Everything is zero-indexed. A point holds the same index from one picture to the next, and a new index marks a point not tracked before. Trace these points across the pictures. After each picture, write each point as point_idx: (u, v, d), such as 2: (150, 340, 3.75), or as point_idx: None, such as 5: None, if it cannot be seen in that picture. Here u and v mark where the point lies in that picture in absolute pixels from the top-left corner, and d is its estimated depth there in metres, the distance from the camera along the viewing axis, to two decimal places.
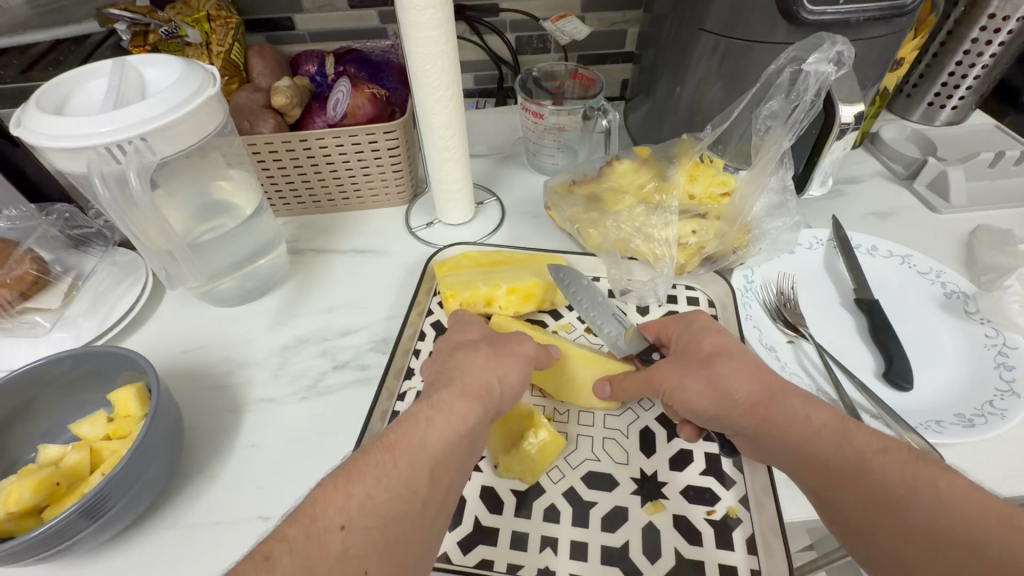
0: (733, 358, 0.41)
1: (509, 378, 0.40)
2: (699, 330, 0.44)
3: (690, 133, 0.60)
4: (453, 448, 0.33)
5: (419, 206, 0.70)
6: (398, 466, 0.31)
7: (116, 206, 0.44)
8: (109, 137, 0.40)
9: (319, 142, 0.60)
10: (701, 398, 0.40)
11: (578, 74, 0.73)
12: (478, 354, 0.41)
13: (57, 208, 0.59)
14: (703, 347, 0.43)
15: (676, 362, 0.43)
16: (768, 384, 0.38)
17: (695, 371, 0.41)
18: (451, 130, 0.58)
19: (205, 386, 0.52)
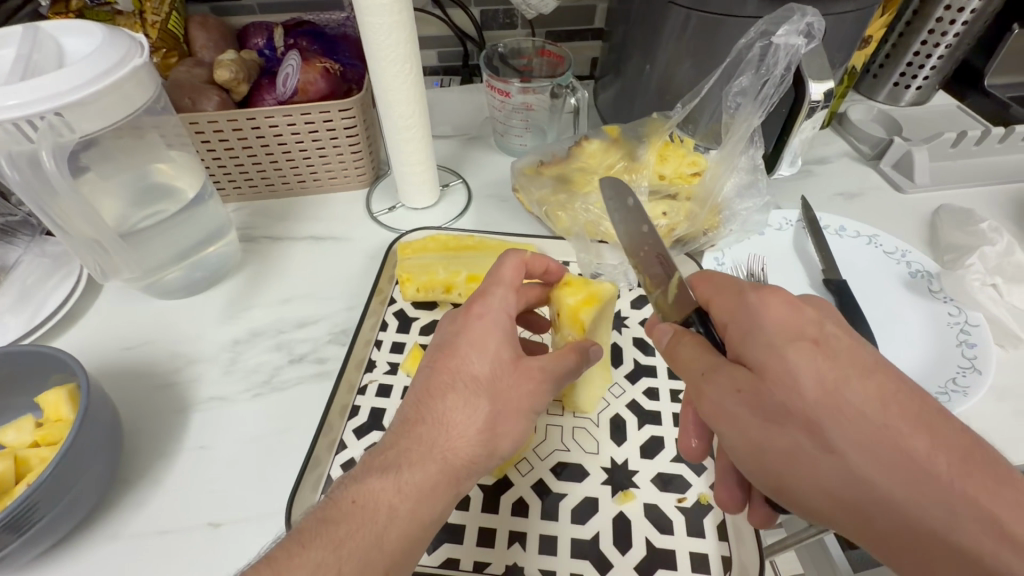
0: (853, 415, 0.28)
1: (504, 437, 0.36)
2: (787, 347, 0.29)
3: (660, 112, 0.58)
4: (412, 538, 0.31)
5: (381, 189, 0.67)
6: (348, 572, 0.28)
7: (31, 191, 0.40)
8: (17, 113, 0.35)
9: (269, 121, 0.56)
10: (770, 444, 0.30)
11: (546, 51, 0.70)
12: (474, 395, 0.35)
13: None
14: (804, 391, 0.28)
15: (753, 407, 0.30)
16: (904, 462, 0.27)
17: (783, 424, 0.29)
18: (411, 107, 0.54)
19: (149, 385, 0.48)
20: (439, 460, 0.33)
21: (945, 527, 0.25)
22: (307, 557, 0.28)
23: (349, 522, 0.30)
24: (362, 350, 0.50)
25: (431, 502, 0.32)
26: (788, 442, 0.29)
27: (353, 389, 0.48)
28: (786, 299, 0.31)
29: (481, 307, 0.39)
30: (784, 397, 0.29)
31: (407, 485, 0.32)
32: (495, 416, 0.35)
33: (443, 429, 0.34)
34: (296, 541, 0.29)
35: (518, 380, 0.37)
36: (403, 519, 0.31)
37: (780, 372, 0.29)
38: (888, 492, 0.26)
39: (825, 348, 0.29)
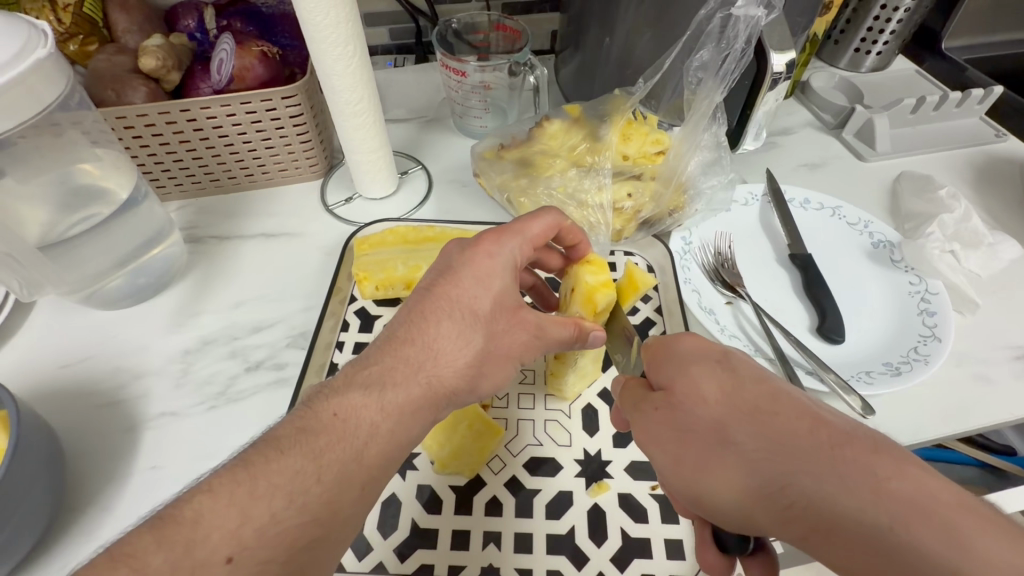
0: (752, 413, 0.28)
1: (488, 378, 0.36)
2: (691, 364, 0.32)
3: (622, 88, 0.56)
4: (392, 458, 0.31)
5: (336, 179, 0.63)
6: (327, 482, 0.28)
7: None
8: None
9: (206, 112, 0.52)
10: (679, 449, 0.30)
11: (502, 26, 0.67)
12: (467, 326, 0.35)
13: None
14: (708, 403, 0.30)
15: (671, 425, 0.31)
16: (795, 444, 0.26)
17: (699, 438, 0.30)
18: (358, 92, 0.51)
19: (90, 406, 0.45)
20: (424, 385, 0.33)
21: (833, 491, 0.24)
22: (285, 464, 0.28)
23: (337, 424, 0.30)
24: (322, 354, 0.48)
25: (411, 426, 0.32)
26: (700, 450, 0.29)
27: None
28: (697, 340, 0.34)
29: (491, 244, 0.38)
30: (691, 412, 0.30)
31: (390, 406, 0.31)
32: (485, 353, 0.36)
33: (433, 356, 0.34)
34: (274, 447, 0.28)
35: (513, 324, 0.36)
36: (383, 437, 0.31)
37: (683, 387, 0.32)
38: (782, 473, 0.26)
39: (727, 364, 0.31)
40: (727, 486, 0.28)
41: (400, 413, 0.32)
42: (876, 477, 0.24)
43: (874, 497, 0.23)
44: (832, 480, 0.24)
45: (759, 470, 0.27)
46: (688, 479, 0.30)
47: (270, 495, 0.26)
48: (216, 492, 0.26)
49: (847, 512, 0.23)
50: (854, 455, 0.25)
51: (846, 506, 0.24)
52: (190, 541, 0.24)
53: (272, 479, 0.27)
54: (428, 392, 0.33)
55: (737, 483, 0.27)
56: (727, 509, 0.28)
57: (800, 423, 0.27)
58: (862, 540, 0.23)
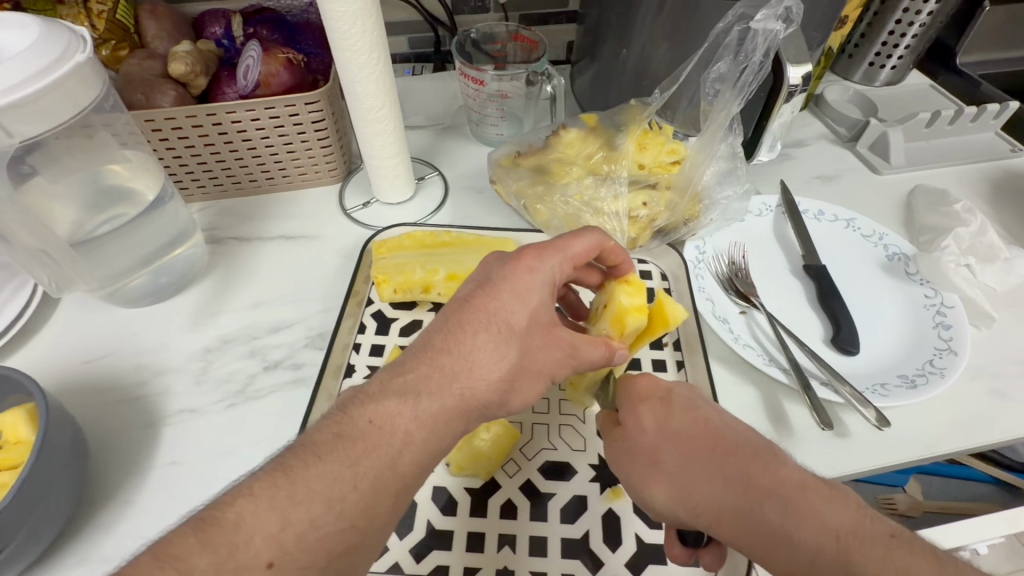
0: (674, 436, 0.34)
1: (520, 396, 0.36)
2: (639, 403, 0.37)
3: (638, 98, 0.57)
4: (426, 468, 0.32)
5: (354, 184, 0.64)
6: (362, 488, 0.29)
7: None
8: None
9: (232, 116, 0.53)
10: (627, 468, 0.36)
11: (520, 36, 0.68)
12: (503, 341, 0.35)
13: None
14: (646, 428, 0.36)
15: (622, 447, 0.36)
16: (708, 465, 0.32)
17: (642, 462, 0.35)
18: (380, 99, 0.52)
19: (113, 401, 0.46)
20: (461, 401, 0.33)
21: (733, 502, 0.30)
22: (324, 471, 0.28)
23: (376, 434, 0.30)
24: (339, 355, 0.49)
25: (445, 440, 0.32)
26: (642, 472, 0.35)
27: (332, 396, 0.47)
28: (646, 375, 0.38)
29: (532, 260, 0.38)
30: (636, 436, 0.36)
31: (424, 416, 0.32)
32: (521, 367, 0.36)
33: (468, 368, 0.34)
34: (312, 453, 0.29)
35: (548, 341, 0.37)
36: (417, 446, 0.31)
37: (630, 417, 0.37)
38: (699, 490, 0.32)
39: (666, 399, 0.36)
40: (659, 498, 0.33)
41: (438, 426, 0.32)
42: (750, 478, 0.30)
43: (759, 502, 0.30)
44: (725, 486, 0.31)
45: (678, 484, 0.33)
46: (634, 492, 0.35)
47: (308, 500, 0.27)
48: (256, 494, 0.27)
49: (739, 514, 0.30)
50: (744, 470, 0.31)
51: (740, 512, 0.30)
52: (233, 545, 0.25)
53: (311, 485, 0.27)
54: (464, 407, 0.33)
55: (667, 496, 0.33)
56: (663, 514, 0.34)
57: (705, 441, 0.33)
58: (744, 526, 0.30)
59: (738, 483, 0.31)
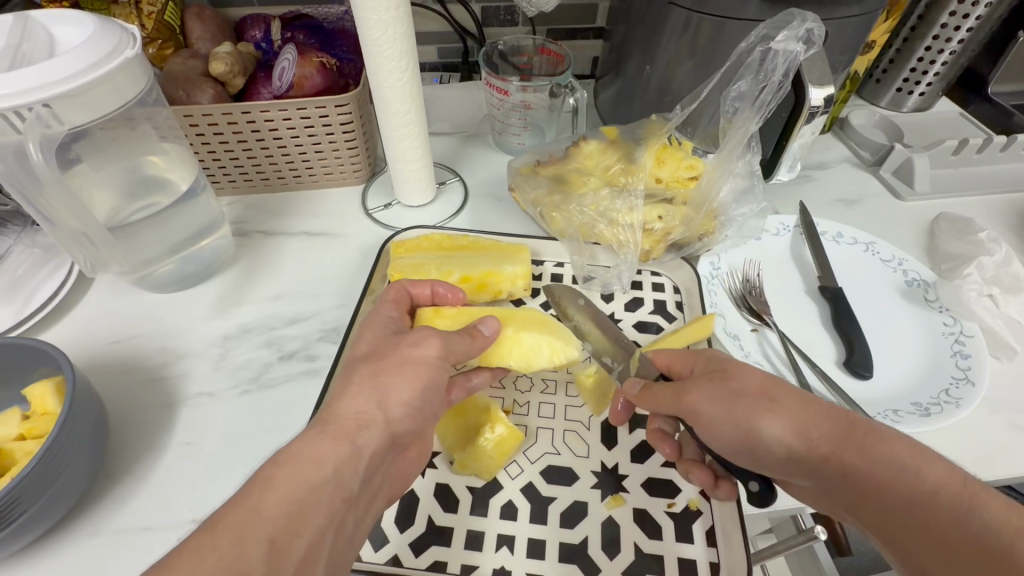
0: (784, 384, 0.36)
1: (398, 400, 0.35)
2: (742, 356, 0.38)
3: (659, 114, 0.58)
4: (306, 499, 0.29)
5: (377, 186, 0.66)
6: (226, 544, 0.25)
7: (22, 183, 0.40)
8: (4, 102, 0.35)
9: (265, 115, 0.55)
10: (726, 406, 0.36)
11: (546, 50, 0.70)
12: (354, 374, 0.36)
13: None
14: (756, 373, 0.37)
15: (724, 388, 0.36)
16: (825, 408, 0.34)
17: (753, 400, 0.35)
18: (406, 104, 0.53)
19: (136, 380, 0.48)
20: (326, 428, 0.32)
21: (860, 440, 0.32)
22: (202, 544, 0.25)
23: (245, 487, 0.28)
24: None
25: (323, 461, 0.30)
26: (755, 407, 0.35)
27: None
28: None
29: (368, 320, 0.43)
30: (740, 380, 0.37)
31: (284, 457, 0.30)
32: (376, 377, 0.36)
33: (328, 406, 0.34)
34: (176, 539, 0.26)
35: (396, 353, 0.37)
36: (284, 484, 0.28)
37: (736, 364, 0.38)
38: (821, 426, 0.33)
39: None
40: (769, 429, 0.34)
41: (305, 452, 0.30)
42: (866, 426, 0.33)
43: (883, 441, 0.32)
44: (839, 426, 0.33)
45: (794, 418, 0.34)
46: (741, 426, 0.35)
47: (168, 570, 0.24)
48: None
49: (858, 449, 0.32)
50: (859, 417, 0.34)
51: (865, 448, 0.32)
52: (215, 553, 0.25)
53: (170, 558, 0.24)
54: (330, 428, 0.32)
55: (787, 429, 0.34)
56: (772, 448, 0.35)
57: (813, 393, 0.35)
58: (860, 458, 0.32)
59: (857, 425, 0.33)
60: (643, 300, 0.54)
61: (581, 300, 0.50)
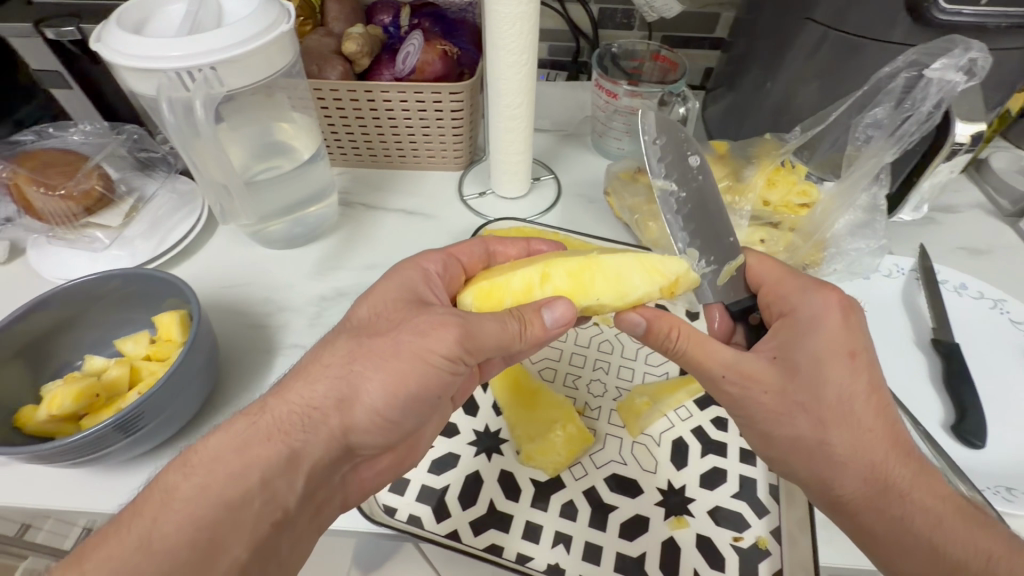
0: (849, 415, 0.34)
1: (364, 400, 0.34)
2: (823, 363, 0.35)
3: (774, 133, 0.55)
4: (236, 510, 0.31)
5: (474, 173, 0.68)
6: (142, 557, 0.28)
7: (180, 132, 0.44)
8: (180, 63, 0.39)
9: (384, 95, 0.58)
10: (772, 424, 0.36)
11: (660, 57, 0.69)
12: (337, 350, 0.35)
13: (127, 129, 0.59)
14: (825, 392, 0.34)
15: (775, 404, 0.35)
16: (873, 461, 0.34)
17: (800, 428, 0.35)
18: (519, 98, 0.54)
19: (244, 323, 0.53)
20: (261, 420, 0.33)
21: (892, 506, 0.33)
22: (124, 541, 0.29)
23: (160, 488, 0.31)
24: None
25: (252, 466, 0.32)
26: (798, 438, 0.35)
27: None
28: (843, 317, 0.36)
29: (386, 280, 0.40)
30: (801, 391, 0.35)
31: (222, 463, 0.32)
32: (350, 374, 0.34)
33: (293, 395, 0.34)
34: (116, 522, 0.30)
35: (380, 343, 0.35)
36: (209, 497, 0.31)
37: (807, 378, 0.35)
38: (859, 478, 0.34)
39: (858, 360, 0.35)
40: (802, 460, 0.36)
41: (239, 445, 0.32)
42: (907, 492, 0.33)
43: (914, 512, 0.33)
44: (877, 485, 0.33)
45: (835, 464, 0.34)
46: (774, 446, 0.37)
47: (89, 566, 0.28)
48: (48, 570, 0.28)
49: (884, 510, 0.33)
50: (909, 479, 0.33)
51: (894, 513, 0.33)
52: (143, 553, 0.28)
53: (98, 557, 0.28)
54: (269, 427, 0.33)
55: (821, 472, 0.35)
56: (797, 474, 0.36)
57: (874, 429, 0.34)
58: (880, 519, 0.34)
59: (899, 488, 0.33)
60: None
61: (694, 161, 0.45)
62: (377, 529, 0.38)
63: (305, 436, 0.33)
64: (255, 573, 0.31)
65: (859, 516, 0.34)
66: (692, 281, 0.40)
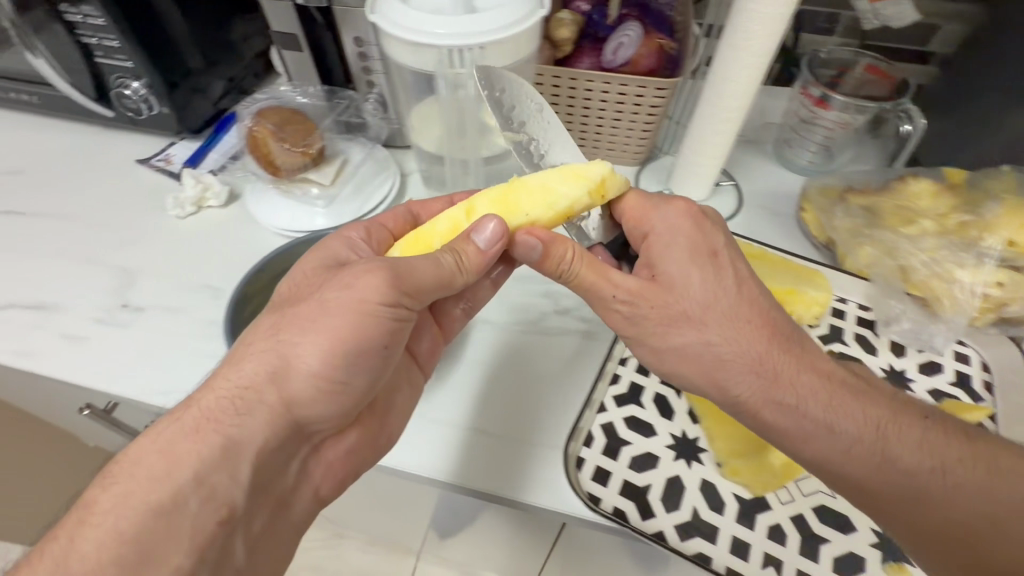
0: (721, 312, 0.39)
1: (305, 368, 0.37)
2: (660, 254, 0.41)
3: (1017, 169, 0.50)
4: (203, 475, 0.34)
5: (651, 170, 0.67)
6: (130, 517, 0.33)
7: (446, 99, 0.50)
8: (459, 41, 0.41)
9: (587, 84, 0.59)
10: (735, 375, 0.39)
11: (873, 68, 0.64)
12: (270, 320, 0.39)
13: (346, 95, 0.62)
14: (694, 291, 0.40)
15: (739, 358, 0.39)
16: (806, 394, 0.38)
17: (759, 376, 0.38)
18: (739, 100, 0.52)
19: None
20: (195, 412, 0.36)
21: (866, 444, 0.37)
22: (108, 511, 0.33)
23: (80, 509, 0.33)
24: None
25: (184, 465, 0.34)
26: (711, 349, 0.39)
27: (616, 357, 0.48)
28: (687, 213, 0.43)
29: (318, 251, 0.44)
30: (678, 297, 0.40)
31: (184, 444, 0.35)
32: (283, 347, 0.37)
33: (231, 375, 0.37)
34: (100, 487, 0.34)
35: (298, 316, 0.37)
36: (176, 474, 0.34)
37: (668, 275, 0.40)
38: (825, 419, 0.37)
39: (656, 241, 0.42)
40: (779, 410, 0.38)
41: (163, 446, 0.35)
42: (869, 424, 0.37)
43: (879, 446, 0.36)
44: (767, 375, 0.38)
45: (798, 408, 0.38)
46: (739, 399, 0.39)
47: (79, 538, 0.32)
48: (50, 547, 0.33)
49: (863, 449, 0.37)
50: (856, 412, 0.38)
51: (866, 448, 0.36)
52: (110, 525, 0.32)
53: (84, 533, 0.32)
54: (199, 419, 0.35)
55: (794, 418, 0.38)
56: (776, 428, 0.38)
57: (763, 333, 0.40)
58: (786, 417, 0.38)
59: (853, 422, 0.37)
60: (941, 366, 0.48)
61: (534, 103, 0.44)
62: (583, 514, 0.39)
63: (239, 422, 0.36)
64: (212, 566, 0.35)
65: (763, 415, 0.39)
66: (620, 184, 0.43)
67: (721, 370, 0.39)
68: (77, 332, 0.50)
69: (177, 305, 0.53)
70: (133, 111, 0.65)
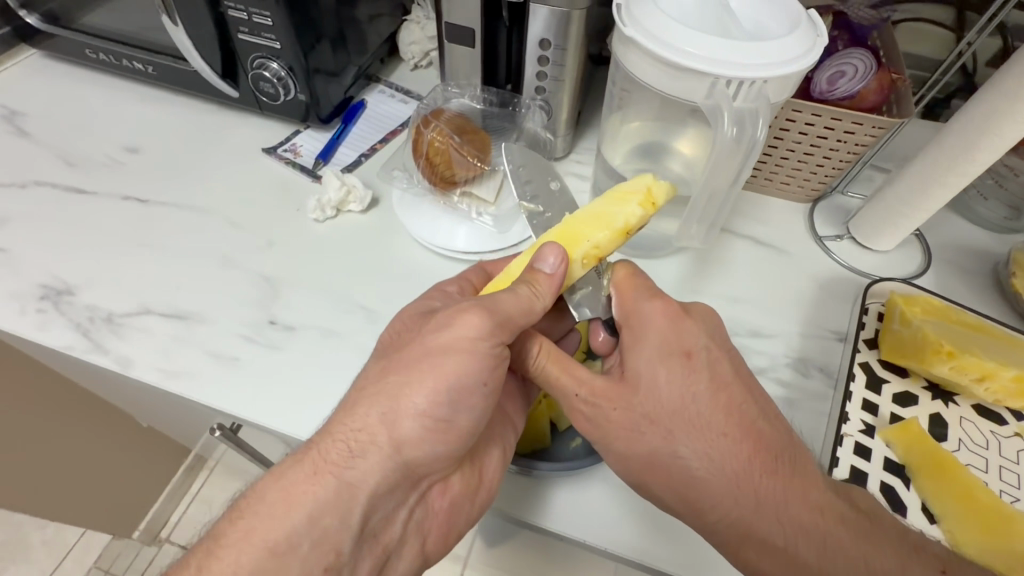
0: (690, 419, 0.35)
1: (410, 409, 0.34)
2: (637, 347, 0.37)
3: None
4: (312, 528, 0.33)
5: (824, 210, 0.60)
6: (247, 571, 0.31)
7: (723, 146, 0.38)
8: (746, 74, 0.35)
9: (791, 114, 0.51)
10: (712, 486, 0.35)
11: None
12: (375, 366, 0.36)
13: (526, 102, 0.55)
14: (663, 396, 0.36)
15: (714, 472, 0.35)
16: (775, 515, 0.34)
17: (726, 494, 0.34)
18: (988, 156, 0.45)
19: None
20: (310, 456, 0.34)
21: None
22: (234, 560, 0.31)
23: (203, 550, 0.32)
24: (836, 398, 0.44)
25: (303, 507, 0.33)
26: (674, 471, 0.35)
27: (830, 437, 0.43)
28: (670, 313, 0.38)
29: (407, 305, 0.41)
30: (645, 398, 0.36)
31: (294, 490, 0.33)
32: (387, 394, 0.34)
33: (336, 427, 0.34)
34: (217, 543, 0.32)
35: (411, 364, 0.35)
36: (297, 529, 0.32)
37: (648, 385, 0.36)
38: (793, 546, 0.33)
39: (692, 360, 0.36)
40: (739, 527, 0.34)
41: (285, 488, 0.33)
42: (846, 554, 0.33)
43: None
44: (744, 497, 0.34)
45: (765, 531, 0.34)
46: (696, 511, 0.35)
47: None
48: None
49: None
50: (834, 538, 0.33)
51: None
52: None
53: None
54: (315, 461, 0.34)
55: (761, 545, 0.34)
56: (728, 545, 0.35)
57: (735, 447, 0.35)
58: (768, 555, 0.34)
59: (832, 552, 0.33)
60: None
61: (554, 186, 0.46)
62: None
63: (354, 464, 0.34)
64: None
65: (749, 553, 0.34)
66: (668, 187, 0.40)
67: (681, 484, 0.35)
68: (224, 350, 0.45)
69: (330, 327, 0.47)
70: (269, 95, 0.58)
